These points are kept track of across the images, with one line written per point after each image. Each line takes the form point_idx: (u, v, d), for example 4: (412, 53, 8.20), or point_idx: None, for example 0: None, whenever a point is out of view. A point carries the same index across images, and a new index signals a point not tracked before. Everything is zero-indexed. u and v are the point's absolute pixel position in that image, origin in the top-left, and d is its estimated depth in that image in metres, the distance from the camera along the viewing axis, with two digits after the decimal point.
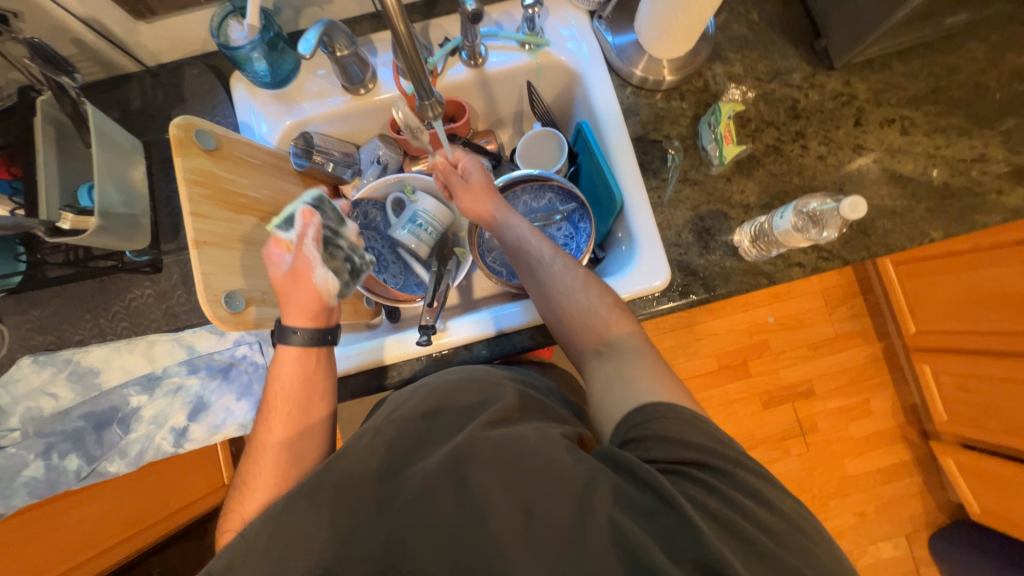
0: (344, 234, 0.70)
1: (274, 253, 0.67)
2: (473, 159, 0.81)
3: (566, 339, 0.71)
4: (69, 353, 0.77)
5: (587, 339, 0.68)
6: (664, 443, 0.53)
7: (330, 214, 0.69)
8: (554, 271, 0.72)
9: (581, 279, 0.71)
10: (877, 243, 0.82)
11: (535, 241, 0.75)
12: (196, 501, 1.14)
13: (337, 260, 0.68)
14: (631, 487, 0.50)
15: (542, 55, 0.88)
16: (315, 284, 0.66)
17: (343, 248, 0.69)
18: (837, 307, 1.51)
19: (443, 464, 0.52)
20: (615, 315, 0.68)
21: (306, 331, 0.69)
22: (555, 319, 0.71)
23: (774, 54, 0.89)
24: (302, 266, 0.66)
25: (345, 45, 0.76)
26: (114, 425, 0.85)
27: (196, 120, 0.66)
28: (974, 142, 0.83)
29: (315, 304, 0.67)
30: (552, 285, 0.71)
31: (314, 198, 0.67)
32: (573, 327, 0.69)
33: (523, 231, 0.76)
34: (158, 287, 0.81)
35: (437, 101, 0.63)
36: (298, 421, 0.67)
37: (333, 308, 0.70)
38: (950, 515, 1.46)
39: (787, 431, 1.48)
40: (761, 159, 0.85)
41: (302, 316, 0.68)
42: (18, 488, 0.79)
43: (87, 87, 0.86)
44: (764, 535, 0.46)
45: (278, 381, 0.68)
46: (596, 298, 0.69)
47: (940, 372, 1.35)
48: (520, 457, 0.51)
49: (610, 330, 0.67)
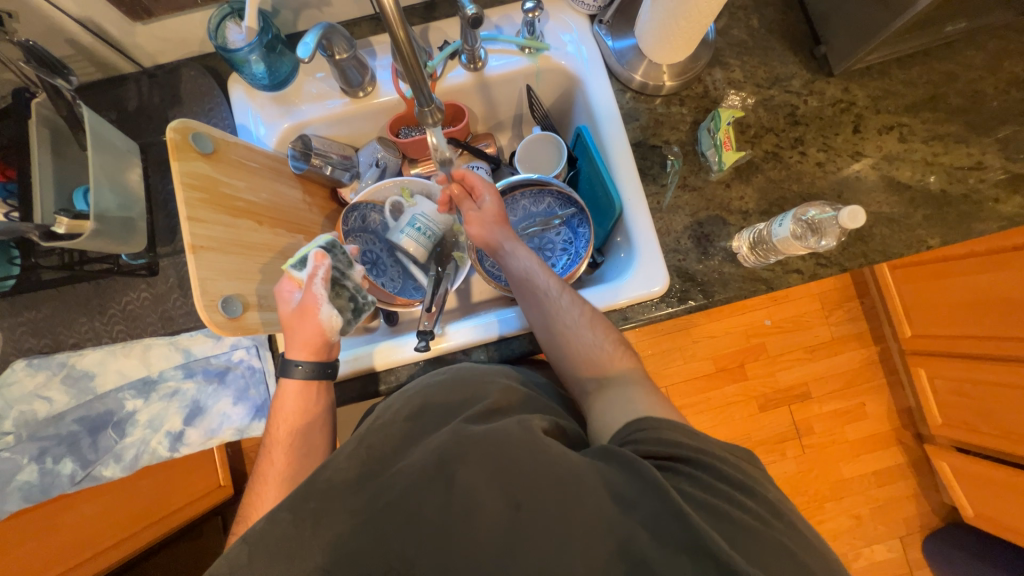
0: (352, 276, 0.77)
1: (285, 292, 0.71)
2: (490, 186, 0.80)
3: (565, 370, 0.71)
4: (64, 356, 0.77)
5: (587, 372, 0.68)
6: (658, 442, 0.54)
7: (341, 257, 0.76)
8: (562, 305, 0.72)
9: (588, 316, 0.71)
10: (875, 250, 0.82)
11: (543, 275, 0.75)
12: (193, 502, 1.14)
13: (342, 299, 0.75)
14: (622, 480, 0.50)
15: (542, 59, 0.88)
16: (320, 319, 0.70)
17: (349, 288, 0.76)
18: (833, 311, 1.52)
19: (432, 460, 0.51)
20: (619, 352, 0.69)
21: (309, 364, 0.71)
22: (557, 351, 0.71)
23: (773, 60, 0.89)
24: (310, 303, 0.69)
25: (344, 48, 0.75)
26: (109, 429, 0.86)
27: (193, 124, 0.66)
28: (971, 150, 0.84)
29: (318, 338, 0.70)
30: (559, 318, 0.71)
31: (326, 242, 0.75)
32: (574, 360, 0.69)
33: (532, 264, 0.76)
34: (155, 289, 0.80)
35: (437, 107, 0.62)
36: (297, 451, 0.69)
37: (335, 343, 0.73)
38: (943, 518, 1.47)
39: (783, 435, 1.49)
40: (760, 165, 0.85)
41: (306, 351, 0.70)
42: (12, 493, 0.78)
43: (82, 88, 0.85)
44: (769, 537, 0.47)
45: (280, 414, 0.70)
46: (602, 335, 0.70)
47: (934, 376, 1.36)
48: (503, 447, 0.51)
49: (612, 367, 0.67)
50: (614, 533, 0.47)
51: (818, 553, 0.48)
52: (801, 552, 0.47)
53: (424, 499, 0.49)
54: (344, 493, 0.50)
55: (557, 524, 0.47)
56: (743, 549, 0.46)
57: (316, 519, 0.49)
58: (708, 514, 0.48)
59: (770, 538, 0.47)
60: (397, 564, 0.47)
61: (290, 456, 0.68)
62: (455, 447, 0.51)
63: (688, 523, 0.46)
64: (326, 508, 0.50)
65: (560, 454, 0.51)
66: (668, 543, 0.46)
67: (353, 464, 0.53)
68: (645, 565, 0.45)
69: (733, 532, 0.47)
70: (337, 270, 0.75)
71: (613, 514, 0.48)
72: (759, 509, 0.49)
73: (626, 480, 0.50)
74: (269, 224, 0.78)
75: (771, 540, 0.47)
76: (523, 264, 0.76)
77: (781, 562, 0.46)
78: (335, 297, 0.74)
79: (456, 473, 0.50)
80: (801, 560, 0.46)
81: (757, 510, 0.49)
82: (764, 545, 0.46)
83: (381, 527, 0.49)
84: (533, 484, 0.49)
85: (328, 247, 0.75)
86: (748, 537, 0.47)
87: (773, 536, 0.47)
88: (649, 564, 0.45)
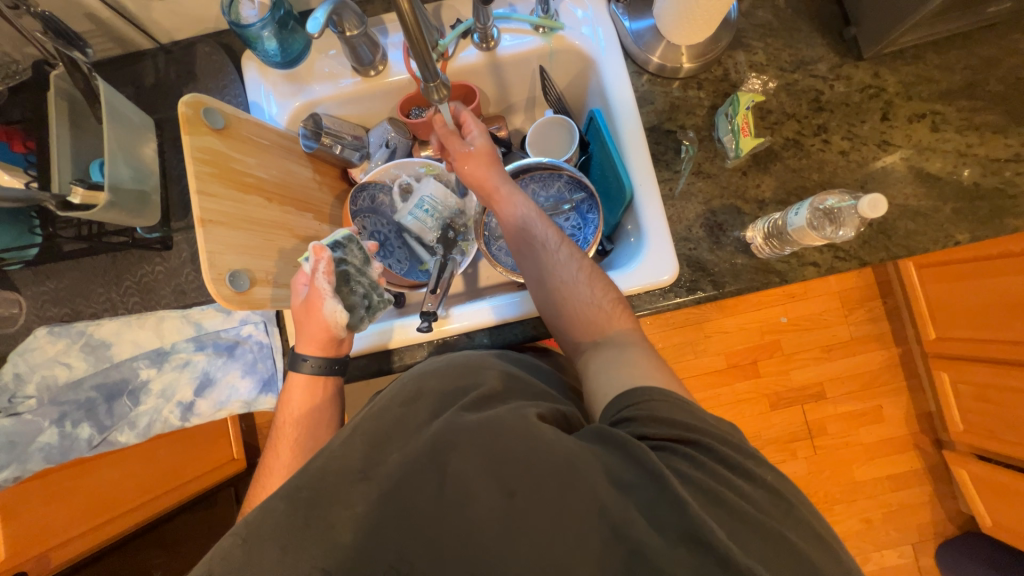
0: (367, 274, 0.78)
1: (299, 284, 0.73)
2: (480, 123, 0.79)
3: (560, 330, 0.71)
4: (82, 325, 0.81)
5: (584, 333, 0.68)
6: (653, 420, 0.53)
7: (356, 253, 0.78)
8: (558, 259, 0.72)
9: (586, 272, 0.71)
10: (898, 245, 0.78)
11: (541, 224, 0.75)
12: (208, 472, 1.17)
13: (354, 297, 0.75)
14: (618, 463, 0.49)
15: (556, 39, 0.86)
16: (325, 316, 0.71)
17: (363, 284, 0.76)
18: (854, 309, 1.47)
19: (425, 449, 0.52)
20: (617, 311, 0.68)
21: (316, 359, 0.73)
22: (552, 309, 0.71)
23: (799, 43, 0.85)
24: (315, 298, 0.71)
25: (355, 24, 0.74)
26: (124, 397, 0.91)
27: (205, 98, 0.66)
28: (1009, 140, 0.78)
29: (324, 334, 0.72)
30: (555, 272, 0.71)
31: (343, 237, 0.77)
32: (570, 319, 0.69)
33: (530, 213, 0.76)
34: (168, 264, 0.82)
35: (443, 83, 0.61)
36: (303, 447, 0.70)
37: (343, 338, 0.75)
38: (960, 525, 1.43)
39: (795, 434, 1.46)
40: (779, 153, 0.82)
41: (313, 346, 0.73)
42: (33, 453, 0.81)
43: (102, 64, 0.87)
44: (771, 528, 0.46)
45: (287, 408, 0.73)
46: (600, 292, 0.69)
47: (959, 380, 1.31)
48: (498, 434, 0.51)
49: (609, 327, 0.67)
50: (608, 517, 0.46)
51: (827, 554, 0.47)
52: (802, 541, 0.46)
53: (417, 492, 0.50)
54: (342, 494, 0.51)
55: (551, 512, 0.47)
56: (742, 542, 0.45)
57: (315, 516, 0.50)
58: (711, 509, 0.47)
59: (771, 529, 0.46)
60: (395, 544, 0.48)
61: (297, 451, 0.70)
62: (450, 427, 0.52)
63: (685, 514, 0.45)
64: (324, 506, 0.51)
65: (555, 439, 0.50)
66: (666, 532, 0.45)
67: (349, 459, 0.53)
68: (642, 552, 0.44)
69: (735, 530, 0.46)
70: (351, 265, 0.76)
71: (610, 500, 0.47)
72: (764, 505, 0.48)
73: (621, 462, 0.49)
74: (278, 201, 0.78)
75: (774, 533, 0.46)
76: (520, 212, 0.76)
77: (784, 556, 0.45)
78: (347, 293, 0.74)
79: (448, 452, 0.51)
80: (805, 555, 0.45)
81: (758, 499, 0.48)
82: (766, 539, 0.45)
83: (377, 512, 0.50)
84: (526, 472, 0.48)
85: (343, 242, 0.77)
86: (750, 530, 0.46)
87: (776, 528, 0.46)
88: (644, 551, 0.44)
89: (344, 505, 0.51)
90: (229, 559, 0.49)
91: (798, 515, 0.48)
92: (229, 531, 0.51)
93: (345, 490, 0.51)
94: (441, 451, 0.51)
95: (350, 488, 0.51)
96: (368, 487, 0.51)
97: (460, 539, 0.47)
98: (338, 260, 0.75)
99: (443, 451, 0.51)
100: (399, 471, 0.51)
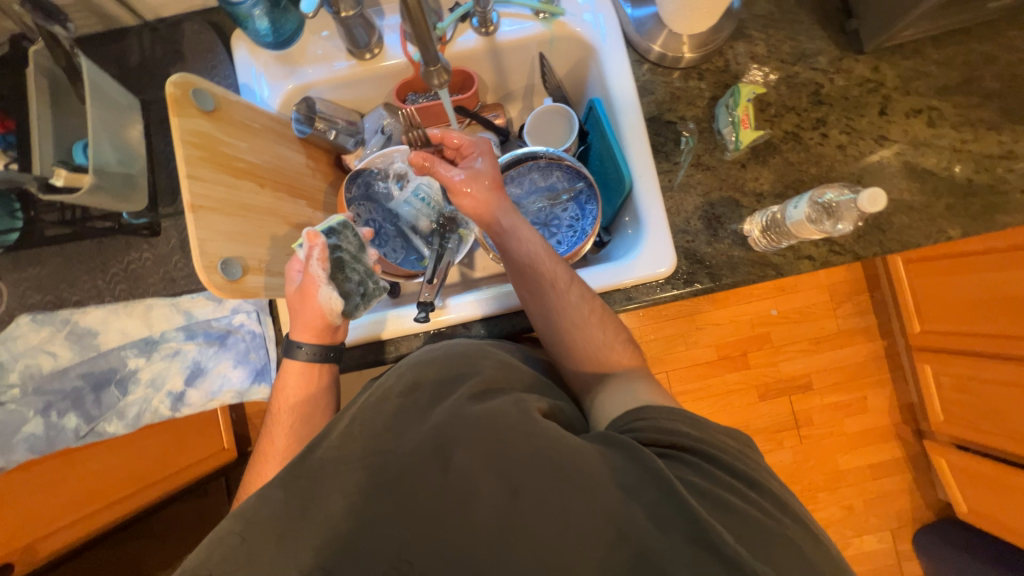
0: (362, 261, 0.77)
1: (294, 270, 0.72)
2: (482, 147, 0.74)
3: (563, 360, 0.70)
4: (68, 313, 0.79)
5: (590, 367, 0.68)
6: (658, 430, 0.54)
7: (351, 239, 0.76)
8: (568, 302, 0.68)
9: (597, 314, 0.69)
10: (892, 240, 0.79)
11: (549, 262, 0.70)
12: (196, 463, 1.14)
13: (349, 284, 0.73)
14: (622, 463, 0.50)
15: (557, 25, 0.85)
16: (319, 302, 0.69)
17: (359, 271, 0.75)
18: (843, 302, 1.49)
19: (427, 443, 0.51)
20: (624, 350, 0.68)
21: (311, 347, 0.72)
22: (559, 345, 0.70)
23: (800, 35, 0.84)
24: (309, 285, 0.69)
25: (350, 5, 0.72)
26: (111, 386, 0.88)
27: (194, 78, 0.64)
28: (1003, 137, 0.79)
29: (319, 322, 0.70)
30: (565, 316, 0.68)
31: (337, 223, 0.75)
32: (576, 355, 0.68)
33: (538, 250, 0.70)
34: (156, 250, 0.80)
35: (443, 67, 0.59)
36: (299, 434, 0.69)
37: (338, 325, 0.73)
38: (938, 513, 1.47)
39: (782, 424, 1.49)
40: (779, 146, 0.82)
41: (308, 333, 0.71)
42: (18, 443, 0.80)
43: (84, 40, 0.84)
44: (768, 528, 0.47)
45: (283, 394, 0.72)
46: (610, 335, 0.68)
47: (941, 372, 1.34)
48: (500, 434, 0.51)
49: (615, 365, 0.67)
50: (610, 518, 0.46)
51: (822, 551, 0.48)
52: (798, 542, 0.47)
53: (418, 485, 0.49)
54: (340, 486, 0.51)
55: (552, 510, 0.47)
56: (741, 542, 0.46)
57: (311, 506, 0.50)
58: (711, 505, 0.47)
59: (769, 529, 0.47)
60: (391, 538, 0.48)
61: (294, 439, 0.69)
62: (450, 427, 0.52)
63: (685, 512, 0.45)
64: (321, 496, 0.50)
65: (558, 437, 0.50)
66: (668, 530, 0.45)
67: (347, 453, 0.53)
68: (643, 553, 0.45)
69: (735, 525, 0.46)
70: (346, 251, 0.75)
71: (610, 498, 0.47)
72: (759, 502, 0.48)
73: (625, 462, 0.49)
74: (271, 187, 0.77)
75: (773, 532, 0.46)
76: (527, 248, 0.70)
77: (784, 557, 0.45)
78: (341, 280, 0.73)
79: (448, 452, 0.50)
80: (802, 555, 0.46)
81: (755, 500, 0.48)
82: (766, 539, 0.46)
83: (374, 507, 0.49)
84: (528, 469, 0.48)
85: (338, 229, 0.75)
86: (748, 531, 0.46)
87: (774, 528, 0.47)
88: (646, 552, 0.45)
89: (340, 497, 0.50)
90: (224, 550, 0.48)
91: (796, 518, 0.49)
92: (224, 520, 0.50)
93: (341, 483, 0.51)
94: (442, 446, 0.51)
95: (350, 477, 0.51)
96: (370, 479, 0.51)
97: (457, 536, 0.47)
98: (332, 247, 0.73)
99: (443, 446, 0.51)
100: (402, 460, 0.51)
